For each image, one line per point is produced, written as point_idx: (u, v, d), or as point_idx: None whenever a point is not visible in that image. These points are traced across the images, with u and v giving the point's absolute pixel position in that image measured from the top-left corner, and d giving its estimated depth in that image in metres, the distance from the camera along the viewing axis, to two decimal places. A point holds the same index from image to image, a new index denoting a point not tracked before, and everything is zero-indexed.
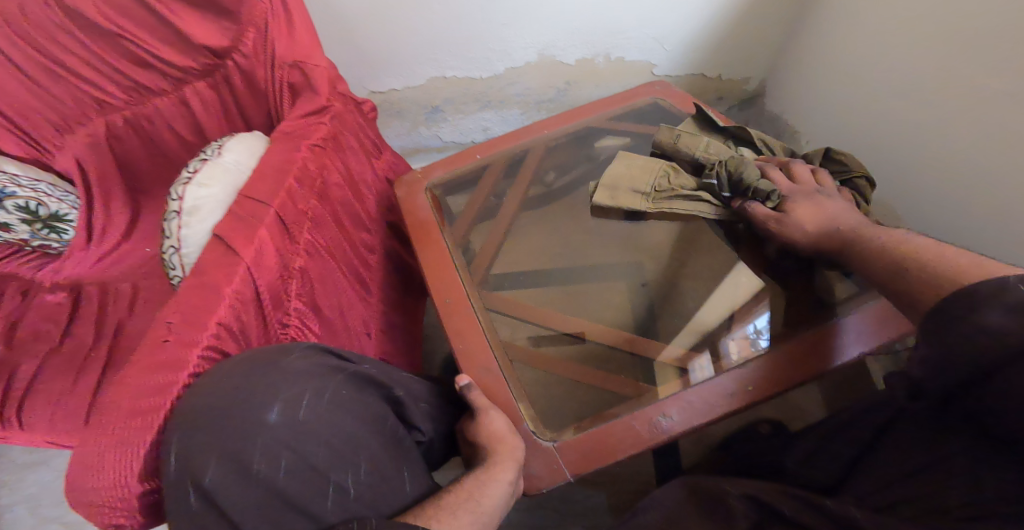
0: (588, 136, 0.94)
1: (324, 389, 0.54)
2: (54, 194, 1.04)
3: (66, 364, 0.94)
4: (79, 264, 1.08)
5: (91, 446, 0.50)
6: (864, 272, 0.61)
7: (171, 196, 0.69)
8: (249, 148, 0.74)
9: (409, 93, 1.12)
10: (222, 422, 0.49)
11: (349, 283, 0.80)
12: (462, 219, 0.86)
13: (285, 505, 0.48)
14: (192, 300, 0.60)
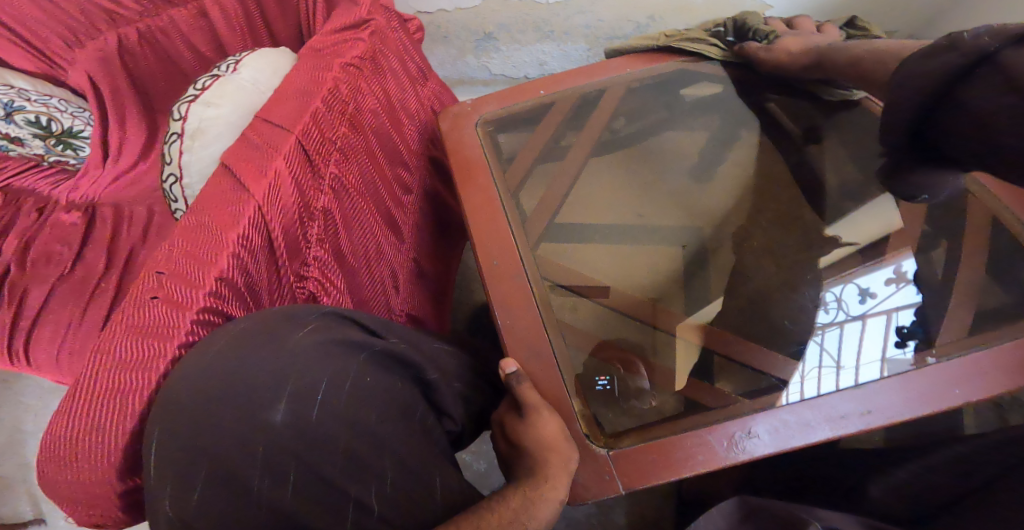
0: (677, 78, 0.78)
1: (342, 373, 0.44)
2: (66, 110, 0.98)
3: (76, 293, 0.87)
4: (95, 182, 0.99)
5: (64, 427, 0.43)
6: (855, 73, 0.64)
7: (174, 115, 0.57)
8: (271, 65, 0.62)
9: (460, 16, 0.96)
10: (215, 413, 0.40)
11: (378, 232, 0.69)
12: (517, 163, 0.72)
13: (288, 520, 0.39)
14: (191, 244, 0.50)
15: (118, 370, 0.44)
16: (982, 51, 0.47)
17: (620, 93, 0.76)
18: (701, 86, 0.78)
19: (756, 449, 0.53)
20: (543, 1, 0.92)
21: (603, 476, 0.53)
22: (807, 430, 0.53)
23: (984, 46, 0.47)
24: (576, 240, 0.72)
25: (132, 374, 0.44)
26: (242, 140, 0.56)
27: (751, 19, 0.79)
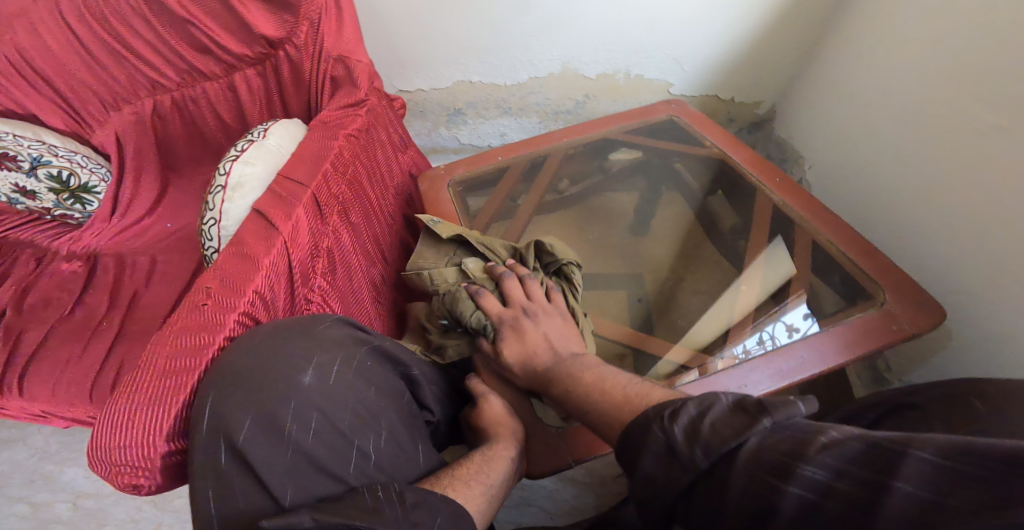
0: (605, 146, 0.96)
1: (353, 358, 0.57)
2: (86, 166, 1.05)
3: (77, 332, 0.95)
4: (99, 235, 1.09)
5: (121, 405, 0.54)
6: (607, 411, 0.55)
7: (219, 171, 0.73)
8: (291, 134, 0.79)
9: (434, 94, 1.17)
10: (260, 382, 0.52)
11: (364, 271, 0.83)
12: (480, 217, 0.87)
13: (310, 467, 0.50)
14: (229, 268, 0.63)
15: (175, 357, 0.56)
16: (696, 470, 0.43)
17: (561, 158, 0.94)
18: (624, 151, 0.95)
19: None
20: (503, 82, 1.14)
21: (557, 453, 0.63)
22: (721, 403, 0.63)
23: (693, 463, 0.43)
24: None
25: (185, 358, 0.56)
26: (269, 192, 0.70)
27: (516, 299, 0.67)
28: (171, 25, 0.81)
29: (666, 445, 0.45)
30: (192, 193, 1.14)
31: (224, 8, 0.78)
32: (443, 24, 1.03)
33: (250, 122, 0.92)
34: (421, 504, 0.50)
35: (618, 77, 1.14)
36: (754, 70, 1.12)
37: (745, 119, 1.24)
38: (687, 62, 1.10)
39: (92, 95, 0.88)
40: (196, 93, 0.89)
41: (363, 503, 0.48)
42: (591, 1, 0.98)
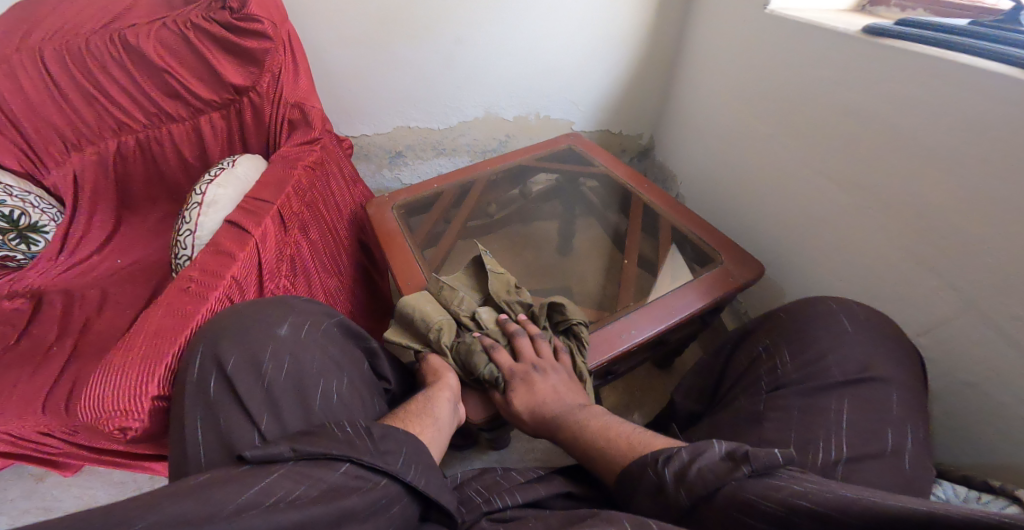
0: (522, 172, 1.16)
1: (321, 324, 0.73)
2: (38, 206, 1.11)
3: (27, 357, 0.97)
4: (43, 274, 1.11)
5: (119, 359, 0.65)
6: (584, 450, 0.70)
7: (194, 192, 0.83)
8: (256, 165, 0.91)
9: (377, 139, 1.33)
10: (246, 332, 0.67)
11: (323, 279, 0.94)
12: (419, 232, 1.01)
13: (280, 396, 0.64)
14: (209, 264, 0.74)
15: (166, 323, 0.68)
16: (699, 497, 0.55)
17: (486, 183, 1.12)
18: (541, 174, 1.16)
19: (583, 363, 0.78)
20: (436, 126, 1.32)
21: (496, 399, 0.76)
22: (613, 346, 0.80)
23: (680, 496, 0.56)
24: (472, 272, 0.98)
25: (176, 327, 0.67)
26: (239, 209, 0.82)
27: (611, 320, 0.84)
28: (146, 71, 0.95)
29: (655, 485, 0.58)
30: (144, 229, 1.22)
31: (194, 54, 0.94)
32: (383, 80, 1.21)
33: (211, 160, 1.02)
34: (386, 436, 0.63)
35: (531, 118, 1.35)
36: (637, 111, 1.40)
37: (633, 150, 1.49)
38: (584, 105, 1.34)
39: (59, 137, 0.97)
40: (161, 134, 1.00)
41: (330, 433, 0.60)
42: (504, 57, 1.21)
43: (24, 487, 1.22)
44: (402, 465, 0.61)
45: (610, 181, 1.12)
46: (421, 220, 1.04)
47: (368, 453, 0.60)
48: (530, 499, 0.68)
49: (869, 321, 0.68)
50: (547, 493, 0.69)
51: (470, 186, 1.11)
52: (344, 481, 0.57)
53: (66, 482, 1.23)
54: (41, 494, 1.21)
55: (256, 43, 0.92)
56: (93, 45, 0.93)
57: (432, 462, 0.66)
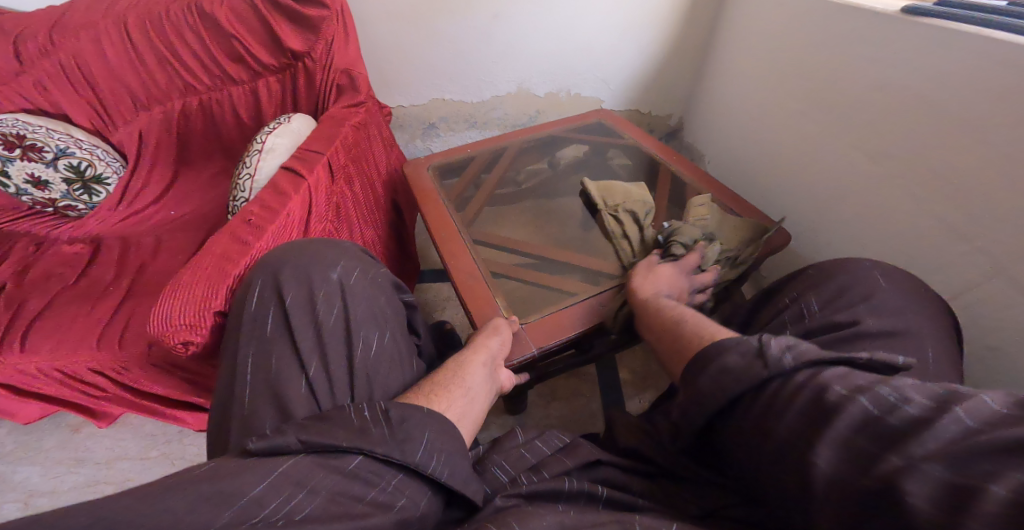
0: (553, 140, 1.30)
1: (369, 272, 0.82)
2: (103, 159, 1.20)
3: (84, 293, 1.07)
4: (102, 221, 1.22)
5: (190, 276, 0.81)
6: (672, 346, 0.71)
7: (256, 142, 1.04)
8: (306, 123, 1.11)
9: (412, 110, 1.40)
10: (302, 272, 0.77)
11: (360, 227, 1.12)
12: (453, 191, 1.14)
13: (326, 340, 0.72)
14: (271, 200, 0.92)
15: (228, 247, 0.85)
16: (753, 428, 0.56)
17: (517, 150, 1.25)
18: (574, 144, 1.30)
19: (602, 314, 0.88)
20: (470, 100, 1.39)
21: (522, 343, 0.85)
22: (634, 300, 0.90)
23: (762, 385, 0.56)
24: (499, 225, 1.11)
25: (240, 250, 0.84)
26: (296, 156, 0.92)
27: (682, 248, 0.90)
28: (218, 37, 1.12)
29: (758, 348, 0.57)
30: (196, 184, 1.30)
31: (263, 25, 1.11)
32: (421, 51, 1.27)
33: (263, 118, 1.21)
34: (405, 421, 0.64)
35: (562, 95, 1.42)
36: (660, 88, 1.50)
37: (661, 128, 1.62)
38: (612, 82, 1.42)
39: (128, 97, 1.19)
40: (223, 96, 1.20)
41: (351, 422, 0.62)
42: (538, 36, 1.27)
43: (60, 437, 1.33)
44: (423, 456, 0.63)
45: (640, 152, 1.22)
46: (451, 186, 1.16)
47: (382, 443, 0.61)
48: (551, 489, 0.68)
49: (902, 278, 0.77)
50: (571, 487, 0.68)
51: (500, 154, 1.24)
52: (357, 473, 0.60)
53: (100, 434, 1.33)
54: (75, 444, 1.32)
55: (316, 12, 1.09)
56: (173, 15, 1.11)
57: (459, 446, 0.67)
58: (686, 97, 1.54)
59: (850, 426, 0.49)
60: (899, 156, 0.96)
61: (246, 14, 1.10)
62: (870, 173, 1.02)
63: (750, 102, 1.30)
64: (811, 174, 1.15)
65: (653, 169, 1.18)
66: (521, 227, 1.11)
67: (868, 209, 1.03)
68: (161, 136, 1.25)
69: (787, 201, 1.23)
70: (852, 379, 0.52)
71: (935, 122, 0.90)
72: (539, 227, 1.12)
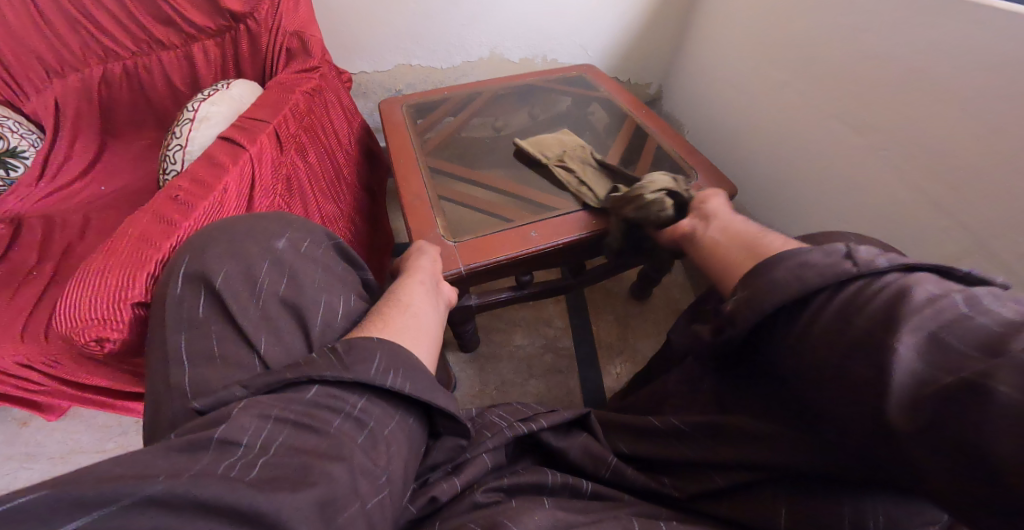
0: (529, 92, 1.29)
1: (317, 241, 0.79)
2: (16, 131, 1.06)
3: (4, 281, 0.94)
4: (22, 199, 1.07)
5: (107, 261, 0.73)
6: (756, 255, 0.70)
7: (188, 109, 0.93)
8: (250, 89, 1.01)
9: (377, 77, 1.28)
10: (241, 243, 0.71)
11: (317, 201, 1.03)
12: (421, 126, 1.19)
13: (272, 315, 0.67)
14: (211, 177, 0.82)
15: (153, 228, 0.76)
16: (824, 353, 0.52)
17: (491, 95, 1.27)
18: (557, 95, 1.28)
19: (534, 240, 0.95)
20: (439, 65, 1.29)
21: (453, 260, 0.93)
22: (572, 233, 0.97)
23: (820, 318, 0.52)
24: (463, 159, 1.15)
25: (162, 231, 0.76)
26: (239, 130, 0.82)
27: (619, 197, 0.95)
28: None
29: (846, 252, 0.55)
30: (130, 156, 1.17)
31: None
32: (384, 14, 1.15)
33: (202, 86, 1.08)
34: (352, 348, 0.59)
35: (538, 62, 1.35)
36: (638, 51, 1.44)
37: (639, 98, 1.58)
38: (591, 49, 1.36)
39: (38, 62, 1.04)
40: (153, 64, 1.07)
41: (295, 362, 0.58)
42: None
43: (6, 432, 1.24)
44: (380, 372, 0.58)
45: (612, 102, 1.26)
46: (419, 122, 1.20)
47: (330, 368, 0.57)
48: (531, 484, 0.65)
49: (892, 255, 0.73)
50: (554, 481, 0.65)
51: (475, 96, 1.26)
52: (317, 402, 0.55)
53: (52, 426, 1.25)
54: (24, 438, 1.23)
55: None
56: None
57: (417, 363, 0.62)
58: (667, 65, 1.50)
59: (911, 381, 0.45)
60: (873, 123, 0.94)
61: None
62: (851, 142, 0.99)
63: (734, 67, 1.25)
64: (793, 143, 1.11)
65: (618, 124, 1.23)
66: (495, 166, 1.15)
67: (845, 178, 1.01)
68: (81, 106, 1.11)
69: (766, 171, 1.20)
70: (942, 314, 0.47)
71: (921, 90, 0.86)
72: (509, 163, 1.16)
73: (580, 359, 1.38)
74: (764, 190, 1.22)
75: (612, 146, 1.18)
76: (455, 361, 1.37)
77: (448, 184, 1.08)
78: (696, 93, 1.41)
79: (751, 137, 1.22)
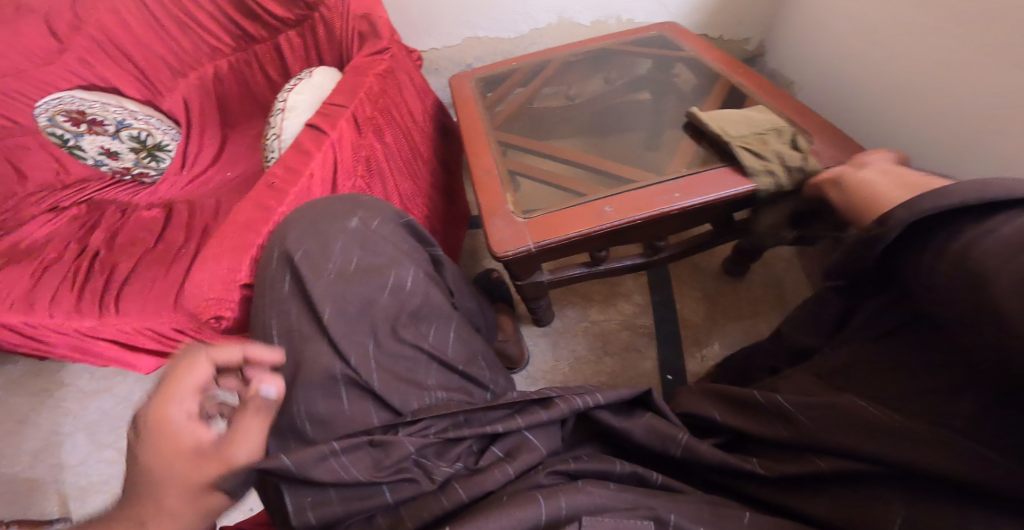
0: (603, 55, 1.26)
1: (388, 219, 0.85)
2: (160, 127, 1.24)
3: (160, 259, 1.14)
4: (173, 185, 1.29)
5: (215, 250, 0.85)
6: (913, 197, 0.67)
7: (279, 100, 1.03)
8: (330, 75, 1.09)
9: (447, 52, 1.39)
10: (321, 223, 0.80)
11: (398, 180, 1.10)
12: (491, 99, 1.20)
13: (347, 290, 0.74)
14: (295, 161, 0.92)
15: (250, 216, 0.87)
16: None
17: (559, 61, 1.25)
18: (628, 56, 1.24)
19: (608, 215, 0.92)
20: (505, 36, 1.36)
21: (520, 237, 0.93)
22: (652, 206, 0.92)
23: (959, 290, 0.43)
24: (533, 130, 1.14)
25: (261, 217, 0.87)
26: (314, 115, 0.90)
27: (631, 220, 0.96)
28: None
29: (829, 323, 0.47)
30: (243, 146, 1.33)
31: None
32: None
33: (291, 74, 1.22)
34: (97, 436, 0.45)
35: (610, 22, 1.35)
36: (729, 1, 1.35)
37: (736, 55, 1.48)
38: (670, 4, 1.33)
39: (165, 65, 1.22)
40: (249, 58, 1.23)
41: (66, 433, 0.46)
42: None
43: None
44: None
45: (702, 63, 1.18)
46: (488, 95, 1.21)
47: None
48: (599, 470, 0.64)
49: None
50: (622, 470, 0.64)
51: (545, 65, 1.26)
52: None
53: None
54: None
55: None
56: None
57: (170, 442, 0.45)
58: (762, 14, 1.38)
59: None
60: None
61: None
62: (1014, 88, 0.83)
63: (855, 5, 1.10)
64: (932, 92, 0.96)
65: (709, 85, 1.13)
66: (564, 135, 1.13)
67: (1006, 130, 0.85)
68: (203, 102, 1.29)
69: (894, 125, 1.05)
70: None
71: None
72: (579, 131, 1.13)
73: (661, 337, 1.32)
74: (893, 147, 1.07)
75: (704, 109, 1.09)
76: (529, 334, 1.38)
77: (516, 157, 1.08)
78: (802, 42, 1.28)
79: (880, 84, 1.07)
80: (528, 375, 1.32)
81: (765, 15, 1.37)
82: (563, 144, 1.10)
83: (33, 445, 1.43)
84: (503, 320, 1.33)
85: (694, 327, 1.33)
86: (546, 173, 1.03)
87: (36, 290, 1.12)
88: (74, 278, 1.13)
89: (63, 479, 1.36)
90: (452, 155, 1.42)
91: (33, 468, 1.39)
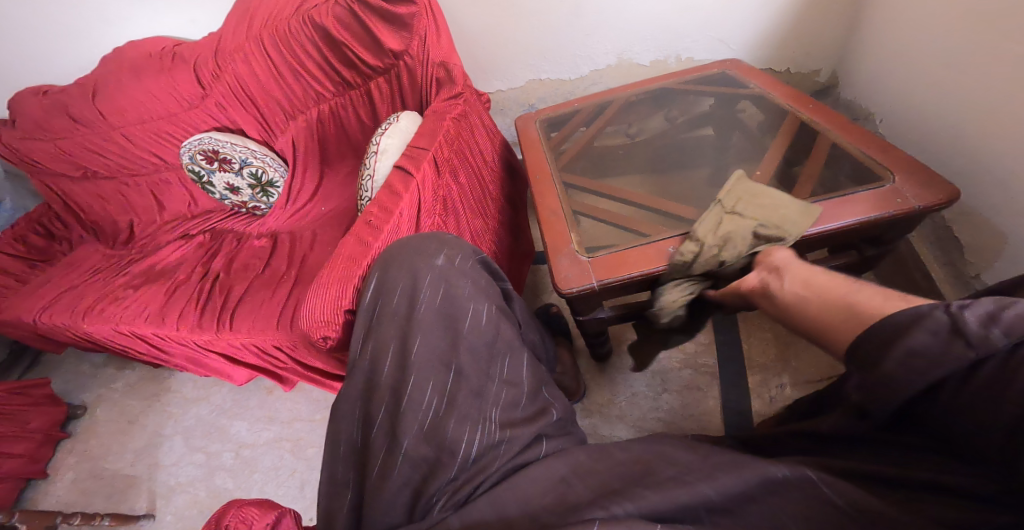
0: (664, 93, 1.32)
1: (470, 255, 0.92)
2: (273, 165, 1.44)
3: (268, 282, 1.30)
4: (279, 218, 1.48)
5: (323, 281, 0.97)
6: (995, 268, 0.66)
7: (372, 143, 1.18)
8: (413, 119, 1.23)
9: (512, 93, 1.55)
10: (411, 257, 0.89)
11: (470, 215, 1.20)
12: (555, 140, 1.29)
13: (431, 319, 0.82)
14: (383, 197, 1.05)
15: (350, 250, 0.99)
16: None
17: (620, 101, 1.33)
18: (686, 92, 1.29)
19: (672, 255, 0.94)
20: (567, 76, 1.48)
21: (584, 275, 0.97)
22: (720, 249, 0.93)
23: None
24: (595, 169, 1.21)
25: (362, 252, 0.98)
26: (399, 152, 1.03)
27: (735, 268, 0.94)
28: (335, 50, 1.32)
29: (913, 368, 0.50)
30: (337, 182, 1.50)
31: (369, 36, 1.28)
32: (516, 35, 1.39)
33: (379, 115, 1.39)
34: None
35: (670, 61, 1.44)
36: (791, 38, 1.38)
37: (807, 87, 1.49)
38: (731, 42, 1.38)
39: (280, 109, 1.44)
40: (345, 101, 1.41)
41: None
42: (627, 5, 1.31)
43: (260, 398, 1.64)
44: None
45: (769, 102, 1.20)
46: (552, 136, 1.30)
47: None
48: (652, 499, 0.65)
49: None
50: None
51: (606, 105, 1.34)
52: None
53: (285, 396, 1.62)
54: (269, 405, 1.61)
55: (405, 10, 1.22)
56: (294, 31, 1.33)
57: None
58: (825, 50, 1.40)
59: None
60: None
61: (357, 31, 1.28)
62: None
63: (932, 39, 1.10)
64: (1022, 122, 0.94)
65: (779, 122, 1.14)
66: (625, 171, 1.18)
67: None
68: (306, 142, 1.47)
69: (982, 159, 1.02)
70: None
71: None
72: (638, 167, 1.18)
73: (728, 376, 1.29)
74: (980, 180, 1.03)
75: (768, 148, 1.09)
76: (588, 369, 1.40)
77: (579, 197, 1.14)
78: (877, 77, 1.28)
79: (964, 115, 1.05)
80: (583, 409, 1.33)
81: (825, 50, 1.39)
82: (623, 181, 1.15)
83: (138, 444, 1.62)
84: (562, 354, 1.34)
85: (767, 370, 1.28)
86: (611, 211, 1.08)
87: (167, 307, 1.31)
88: (198, 297, 1.32)
89: (156, 477, 1.52)
90: (518, 193, 1.52)
91: (135, 466, 1.57)
